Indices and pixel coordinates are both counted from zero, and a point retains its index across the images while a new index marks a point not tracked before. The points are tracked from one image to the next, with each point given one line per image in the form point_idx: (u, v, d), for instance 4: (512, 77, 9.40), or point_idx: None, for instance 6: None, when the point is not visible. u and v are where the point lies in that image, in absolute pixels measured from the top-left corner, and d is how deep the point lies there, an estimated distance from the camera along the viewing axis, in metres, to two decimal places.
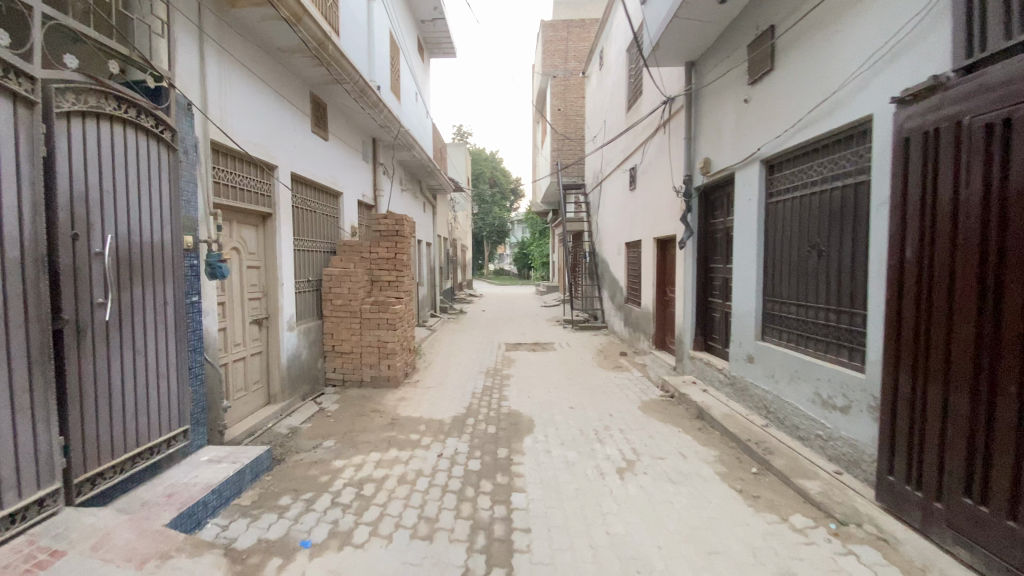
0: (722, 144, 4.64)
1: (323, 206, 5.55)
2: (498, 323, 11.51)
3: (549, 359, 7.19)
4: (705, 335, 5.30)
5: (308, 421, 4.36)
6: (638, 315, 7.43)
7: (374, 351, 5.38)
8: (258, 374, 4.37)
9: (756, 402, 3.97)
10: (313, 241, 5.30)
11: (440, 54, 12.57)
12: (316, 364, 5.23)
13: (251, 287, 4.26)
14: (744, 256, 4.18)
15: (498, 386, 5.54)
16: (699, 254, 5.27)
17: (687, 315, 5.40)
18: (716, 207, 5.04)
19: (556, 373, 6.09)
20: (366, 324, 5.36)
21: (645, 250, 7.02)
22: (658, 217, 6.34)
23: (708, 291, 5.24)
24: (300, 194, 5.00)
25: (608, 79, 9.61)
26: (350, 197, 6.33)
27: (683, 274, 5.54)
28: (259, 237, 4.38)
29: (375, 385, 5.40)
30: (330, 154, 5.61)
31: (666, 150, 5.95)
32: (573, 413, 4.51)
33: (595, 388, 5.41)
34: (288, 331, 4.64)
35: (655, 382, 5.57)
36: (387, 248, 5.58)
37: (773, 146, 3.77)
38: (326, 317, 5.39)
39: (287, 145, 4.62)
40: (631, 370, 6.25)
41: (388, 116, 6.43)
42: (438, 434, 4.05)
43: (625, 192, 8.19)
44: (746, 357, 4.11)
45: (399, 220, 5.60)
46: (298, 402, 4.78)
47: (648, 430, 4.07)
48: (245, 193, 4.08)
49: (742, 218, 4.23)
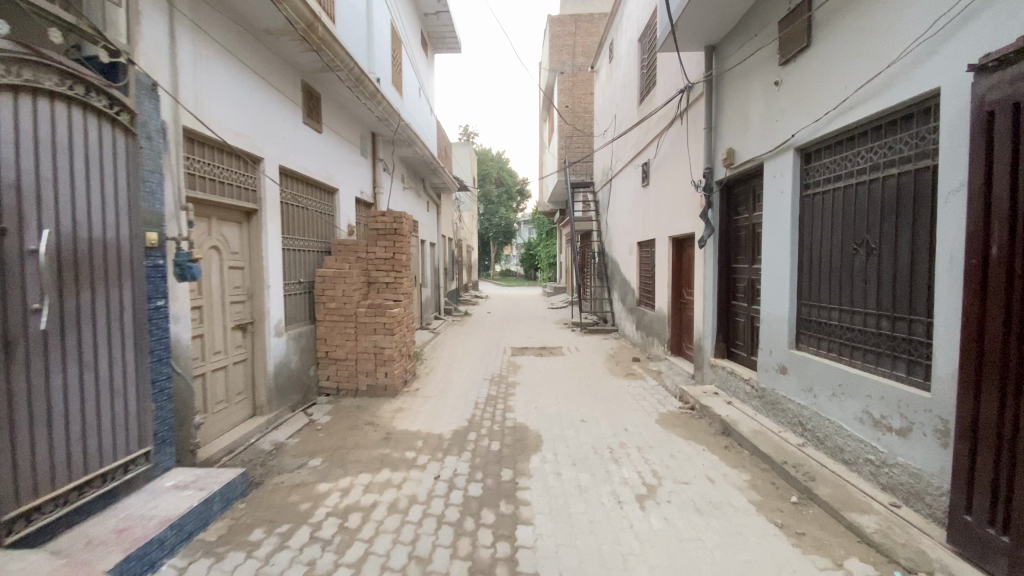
0: (748, 133, 4.23)
1: (316, 203, 5.20)
2: (505, 325, 11.12)
3: (557, 365, 6.79)
4: (727, 341, 4.89)
5: (295, 435, 4.00)
6: (651, 318, 7.00)
7: (370, 358, 5.02)
8: (242, 384, 4.02)
9: (790, 417, 3.56)
10: (305, 240, 4.95)
11: (445, 49, 12.21)
12: (308, 372, 4.87)
13: (233, 290, 3.91)
14: (774, 255, 3.78)
15: (503, 395, 5.15)
16: (721, 254, 4.86)
17: (708, 320, 4.98)
18: (740, 202, 4.64)
19: (565, 381, 5.69)
20: (362, 329, 4.99)
21: (659, 249, 6.59)
22: (674, 214, 5.93)
23: (731, 294, 4.83)
24: (290, 190, 4.65)
25: (619, 72, 9.18)
26: (348, 194, 5.98)
27: (703, 276, 5.12)
28: (243, 236, 4.04)
29: (371, 395, 5.04)
30: (324, 147, 5.25)
31: (684, 142, 5.53)
32: (585, 427, 4.11)
33: (607, 398, 5.01)
34: (275, 337, 4.28)
35: (672, 392, 5.16)
36: (385, 248, 5.25)
37: (811, 132, 3.36)
38: (319, 321, 5.02)
39: (275, 136, 4.27)
40: (645, 378, 5.83)
41: (387, 108, 6.07)
42: (436, 452, 3.67)
43: (637, 189, 7.77)
44: (778, 367, 3.71)
45: (397, 217, 5.27)
46: (287, 413, 4.42)
47: (669, 448, 3.66)
48: (225, 187, 3.73)
49: (771, 213, 3.82)
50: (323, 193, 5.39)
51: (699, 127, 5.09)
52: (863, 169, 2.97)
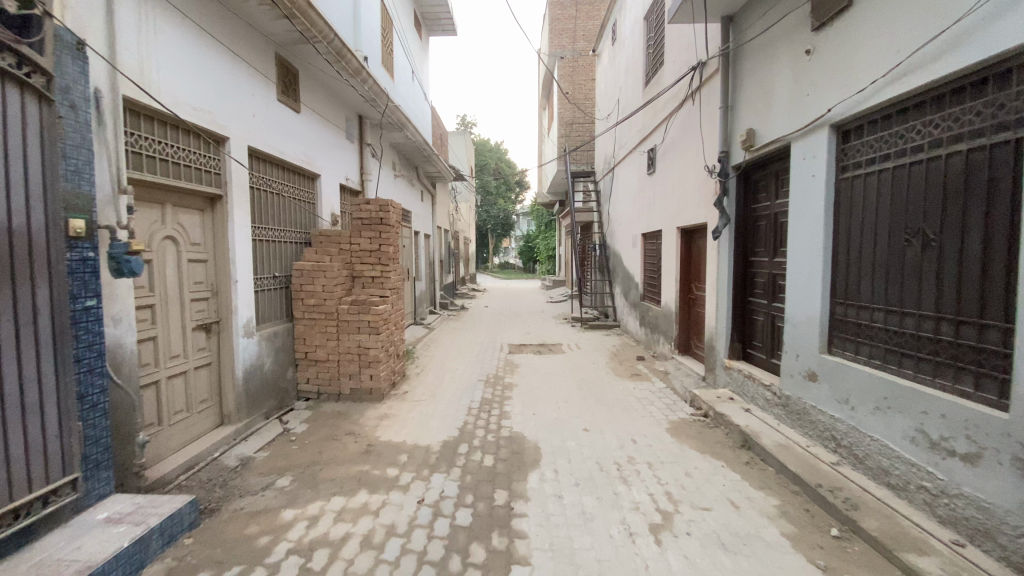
0: (771, 112, 3.79)
1: (294, 190, 4.75)
2: (503, 320, 10.73)
3: (557, 364, 6.39)
4: (743, 341, 4.48)
5: (265, 448, 3.58)
6: (657, 315, 6.59)
7: (353, 359, 4.60)
8: (206, 391, 3.60)
9: (821, 431, 3.16)
10: (282, 230, 4.51)
11: (439, 31, 11.65)
12: (285, 375, 4.45)
13: (193, 286, 3.47)
14: (803, 247, 3.35)
15: (499, 399, 4.74)
16: (737, 246, 4.43)
17: (722, 318, 4.56)
18: (761, 189, 4.20)
19: (566, 383, 5.29)
20: (344, 327, 4.56)
21: (667, 241, 6.15)
22: (684, 203, 5.48)
23: (748, 290, 4.41)
24: (262, 174, 4.20)
25: (623, 54, 8.68)
26: (331, 181, 5.53)
27: (716, 270, 4.69)
28: (205, 225, 3.60)
29: (355, 399, 4.62)
30: (302, 128, 4.79)
31: (696, 124, 5.07)
32: (588, 439, 3.70)
33: (612, 402, 4.61)
34: (245, 337, 3.85)
35: (682, 396, 4.75)
36: (370, 239, 4.85)
37: (851, 105, 2.93)
38: (297, 319, 4.58)
39: (243, 114, 3.82)
40: (652, 379, 5.42)
41: (374, 88, 5.60)
42: (421, 469, 3.25)
43: (642, 177, 7.30)
44: (807, 374, 3.30)
45: (383, 205, 4.84)
46: (260, 422, 4.01)
47: (684, 465, 3.25)
48: (181, 169, 3.28)
49: (800, 200, 3.39)
50: (302, 179, 4.94)
51: (714, 107, 4.63)
52: (919, 146, 2.54)
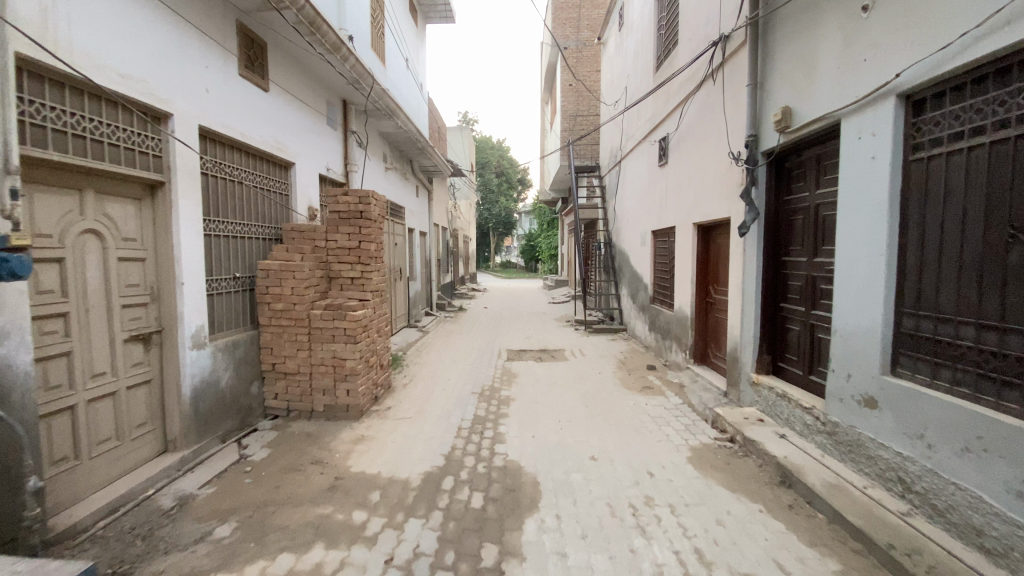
0: (813, 85, 3.20)
1: (261, 179, 4.18)
2: (502, 322, 10.16)
3: (559, 373, 5.82)
4: (774, 354, 3.90)
5: (213, 483, 3.02)
6: (669, 319, 6.01)
7: (328, 372, 4.03)
8: (144, 413, 3.05)
9: (883, 470, 2.60)
10: (246, 224, 3.96)
11: (436, 18, 11.07)
12: (249, 391, 3.89)
13: (127, 290, 2.92)
14: (857, 245, 2.76)
15: (493, 417, 4.17)
16: (768, 243, 3.85)
17: (748, 327, 3.99)
18: (797, 178, 3.62)
19: (570, 396, 4.72)
20: (317, 335, 4.00)
21: (681, 238, 5.56)
22: (703, 195, 4.89)
23: (780, 295, 3.83)
24: (219, 159, 3.63)
25: (631, 39, 8.09)
26: (308, 169, 4.95)
27: (741, 271, 4.11)
28: (142, 217, 3.04)
29: (329, 418, 4.05)
30: (271, 109, 4.22)
31: (719, 106, 4.47)
32: (596, 471, 3.13)
33: (623, 421, 4.03)
34: (195, 349, 3.29)
35: (702, 415, 4.17)
36: (349, 235, 4.30)
37: (927, 67, 2.34)
38: (262, 326, 4.00)
39: (191, 88, 3.27)
40: (665, 393, 4.85)
41: (357, 68, 5.02)
42: (395, 513, 2.67)
43: (652, 169, 6.71)
44: (864, 399, 2.72)
45: (364, 197, 4.30)
46: (215, 446, 3.46)
47: (713, 510, 2.67)
48: (107, 148, 2.73)
49: (853, 187, 2.81)
50: (272, 167, 4.38)
51: (740, 85, 4.04)
52: None
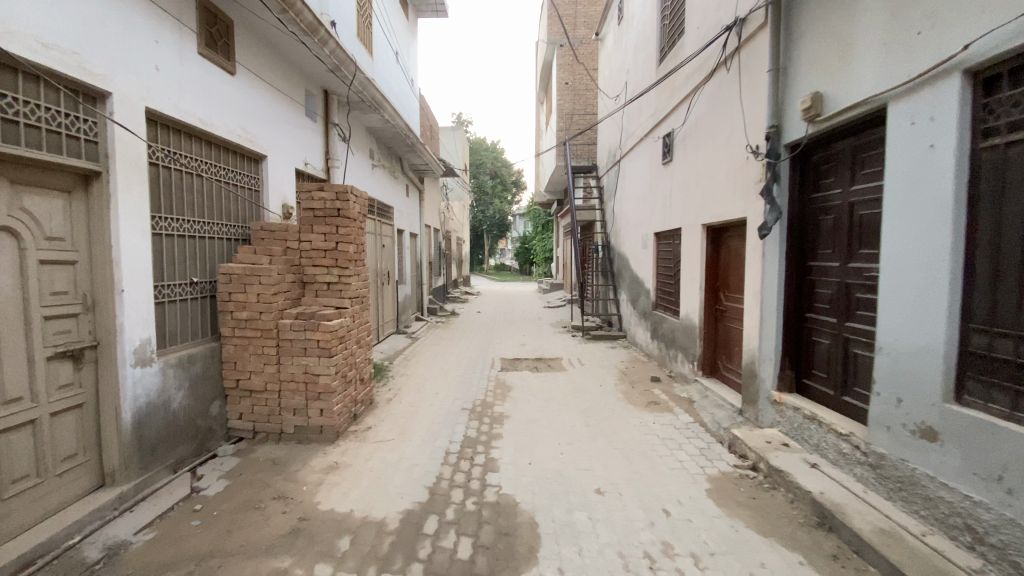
0: (852, 66, 2.81)
1: (227, 172, 3.74)
2: (496, 327, 9.74)
3: (557, 384, 5.40)
4: (798, 370, 3.50)
5: (153, 526, 2.56)
6: (674, 327, 5.62)
7: (300, 388, 3.59)
8: (73, 444, 2.59)
9: (946, 515, 2.22)
10: (207, 223, 3.52)
11: (428, 12, 10.66)
12: (208, 411, 3.43)
13: (52, 299, 2.46)
14: (913, 249, 2.39)
15: (485, 438, 3.74)
16: (791, 247, 3.46)
17: (769, 339, 3.59)
18: (826, 173, 3.24)
19: (570, 413, 4.29)
20: (287, 348, 3.56)
21: (688, 241, 5.16)
22: (714, 194, 4.50)
23: (805, 304, 3.43)
24: (173, 147, 3.19)
25: (631, 32, 7.72)
26: (283, 163, 4.51)
27: (759, 278, 3.72)
28: (72, 212, 2.58)
29: (300, 441, 3.60)
30: (239, 94, 3.78)
31: (734, 96, 4.08)
32: (604, 508, 2.71)
33: (629, 444, 3.62)
34: (139, 367, 2.84)
35: (717, 436, 3.76)
36: (324, 235, 3.87)
37: (1007, 37, 1.95)
38: (224, 337, 3.54)
39: (136, 64, 2.81)
40: (673, 409, 4.44)
41: (337, 53, 4.57)
42: (366, 567, 2.24)
43: (656, 168, 6.30)
44: (921, 429, 2.35)
45: (341, 192, 3.86)
46: (165, 477, 3.01)
47: (745, 561, 2.26)
48: (21, 130, 2.28)
49: (906, 183, 2.43)
50: (241, 160, 3.93)
51: (760, 71, 3.65)
52: None
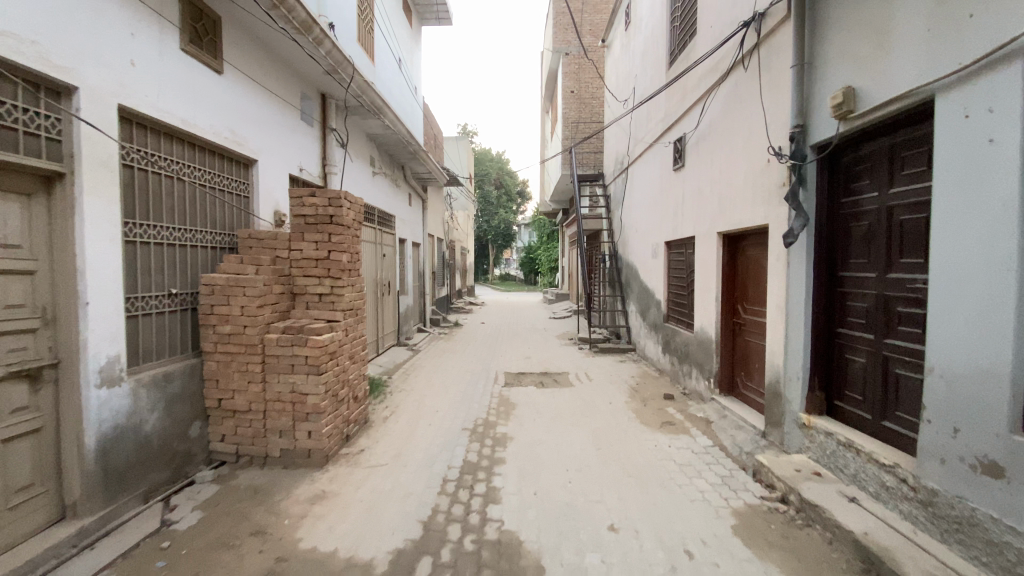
0: (889, 57, 2.55)
1: (213, 176, 3.51)
2: (500, 339, 9.46)
3: (563, 401, 5.10)
4: (828, 390, 3.20)
5: (113, 567, 2.29)
6: (687, 341, 5.32)
7: (286, 409, 3.32)
8: (28, 473, 2.34)
9: (1016, 565, 1.93)
10: (189, 230, 3.29)
11: (432, 19, 10.54)
12: (187, 433, 3.18)
13: (6, 313, 2.22)
14: (970, 259, 2.11)
15: (486, 463, 3.45)
16: (820, 256, 3.18)
17: (795, 356, 3.30)
18: (859, 176, 2.97)
19: (578, 434, 4.00)
20: (273, 365, 3.30)
21: (702, 250, 4.88)
22: (731, 200, 4.23)
23: (836, 318, 3.14)
24: (151, 148, 2.97)
25: (639, 36, 7.51)
26: (276, 168, 4.29)
27: (783, 289, 3.44)
28: (32, 217, 2.35)
29: (286, 466, 3.33)
30: (227, 94, 3.57)
31: (754, 96, 3.82)
32: (617, 549, 2.42)
33: (644, 470, 3.32)
34: (106, 387, 2.59)
35: (739, 462, 3.46)
36: (316, 244, 3.62)
37: None
38: (206, 353, 3.29)
39: (108, 57, 2.61)
40: (690, 430, 4.13)
41: (333, 53, 4.37)
42: None
43: (667, 174, 6.04)
44: (983, 463, 2.05)
45: (334, 198, 3.62)
46: (136, 507, 2.75)
47: None
48: None
49: (961, 184, 2.16)
50: (229, 164, 3.71)
51: (783, 67, 3.39)
52: None
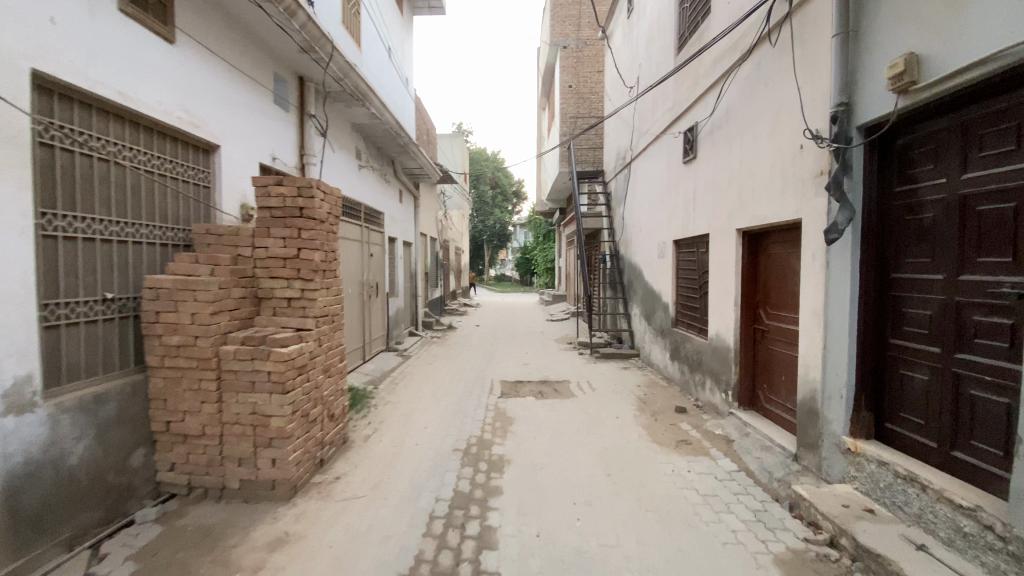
0: (969, 14, 2.11)
1: (163, 161, 3.02)
2: (495, 343, 8.99)
3: (565, 414, 4.64)
4: (878, 410, 2.76)
5: None
6: (700, 348, 4.87)
7: (246, 434, 2.84)
8: None
9: None
10: (132, 224, 2.80)
11: (424, 8, 10.05)
12: (127, 463, 2.69)
13: None
14: None
15: (480, 494, 2.99)
16: (868, 255, 2.74)
17: (838, 371, 2.85)
18: (920, 161, 2.53)
19: (583, 456, 3.54)
20: (230, 382, 2.83)
21: (718, 248, 4.43)
22: (755, 193, 3.78)
23: (887, 327, 2.70)
24: (79, 125, 2.49)
25: (643, 23, 7.06)
26: (244, 155, 3.80)
27: (822, 293, 2.99)
28: None
29: (247, 499, 2.85)
30: (179, 67, 3.08)
31: (784, 74, 3.38)
32: None
33: (663, 503, 2.86)
34: (14, 415, 2.10)
35: (770, 491, 3.01)
36: (283, 240, 3.14)
37: None
38: (151, 369, 2.80)
39: (19, 10, 2.12)
40: (709, 450, 3.69)
41: (309, 28, 3.88)
42: None
43: (676, 167, 5.59)
44: None
45: (304, 187, 3.14)
46: (55, 558, 2.27)
47: None
48: None
49: None
50: (184, 148, 3.22)
51: (822, 37, 2.95)
52: None
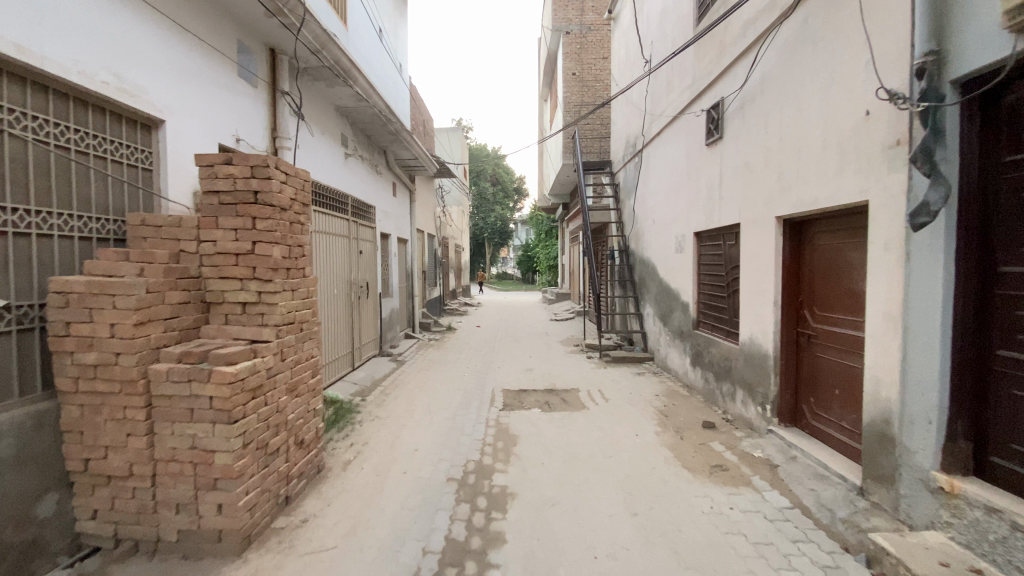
0: None
1: (85, 135, 2.45)
2: (496, 346, 8.44)
3: (575, 430, 4.08)
4: (979, 440, 2.18)
5: None
6: (727, 354, 4.30)
7: (184, 474, 2.27)
8: None
9: None
10: (36, 212, 2.22)
11: None
12: (29, 515, 2.11)
13: None
14: None
15: (478, 542, 2.43)
16: (966, 244, 2.16)
17: (924, 391, 2.28)
18: None
19: (601, 488, 2.98)
20: (164, 409, 2.27)
21: (752, 240, 3.86)
22: (800, 173, 3.21)
23: (993, 336, 2.12)
24: None
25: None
26: (200, 135, 3.24)
27: (900, 293, 2.41)
28: None
29: (186, 555, 2.28)
30: (106, 21, 2.51)
31: (842, 27, 2.80)
32: None
33: (705, 554, 2.30)
34: None
35: (836, 536, 2.45)
36: (233, 231, 2.58)
37: None
38: (64, 396, 2.24)
39: None
40: (749, 477, 3.12)
41: None
42: None
43: (696, 151, 5.02)
44: None
45: (258, 166, 2.57)
46: None
47: None
48: None
49: None
50: (117, 122, 2.65)
51: None
52: None
